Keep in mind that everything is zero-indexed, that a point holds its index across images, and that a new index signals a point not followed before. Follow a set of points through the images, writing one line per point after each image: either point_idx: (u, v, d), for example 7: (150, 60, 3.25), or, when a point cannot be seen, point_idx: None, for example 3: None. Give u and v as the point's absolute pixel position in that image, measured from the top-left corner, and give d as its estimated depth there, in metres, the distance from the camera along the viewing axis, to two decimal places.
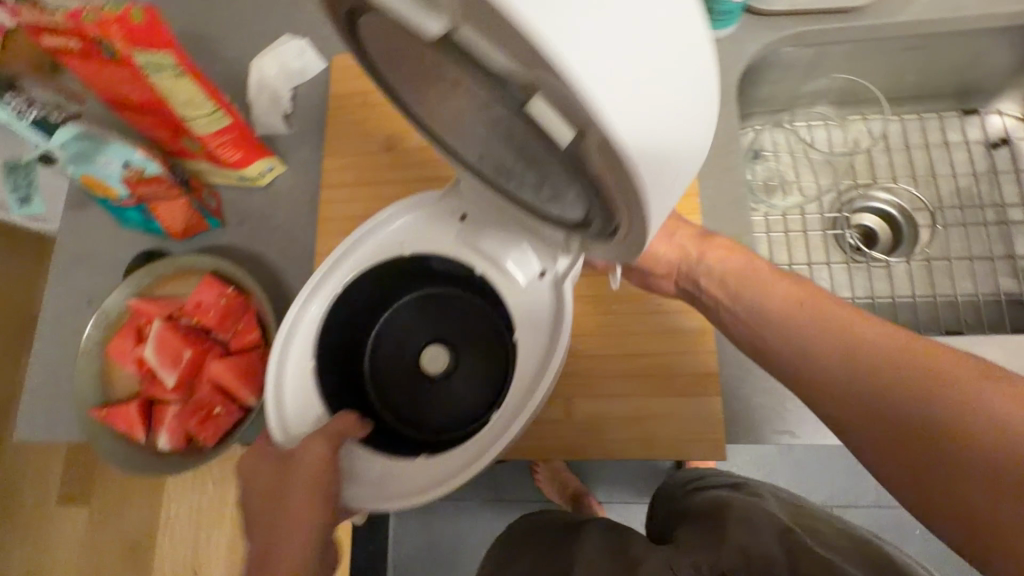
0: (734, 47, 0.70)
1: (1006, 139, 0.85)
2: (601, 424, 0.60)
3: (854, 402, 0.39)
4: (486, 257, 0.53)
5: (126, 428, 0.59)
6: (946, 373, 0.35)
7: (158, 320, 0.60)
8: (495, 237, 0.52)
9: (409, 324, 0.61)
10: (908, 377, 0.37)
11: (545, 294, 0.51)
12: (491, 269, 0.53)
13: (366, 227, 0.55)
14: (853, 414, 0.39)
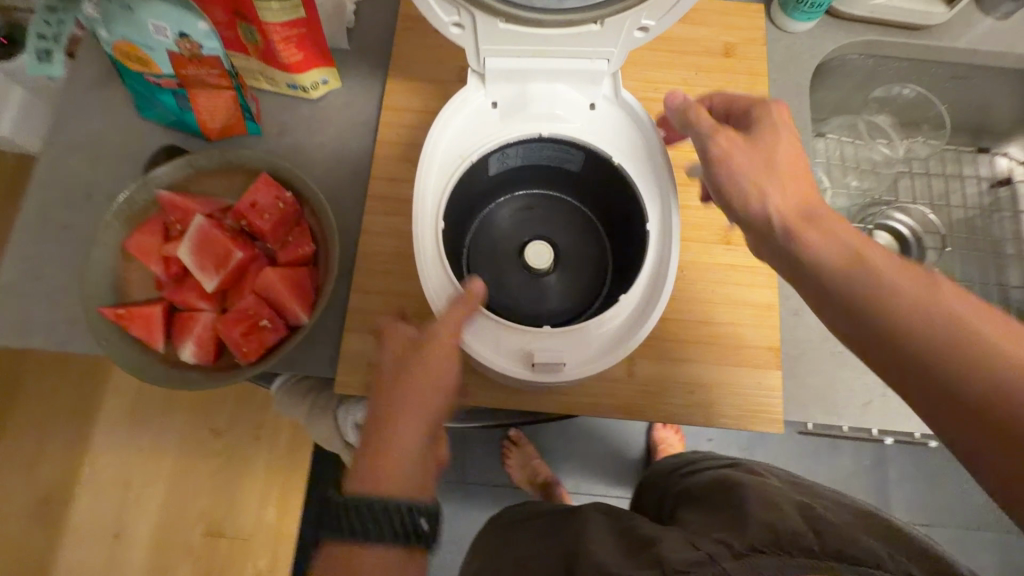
0: (811, 44, 0.73)
1: (1011, 180, 0.92)
2: (664, 387, 0.59)
3: (920, 360, 0.37)
4: (551, 118, 0.53)
5: (144, 333, 0.51)
6: (999, 342, 0.35)
7: (201, 216, 0.53)
8: (545, 97, 0.53)
9: (508, 228, 0.62)
10: (965, 342, 0.35)
11: (613, 115, 0.53)
12: (566, 130, 0.53)
13: (427, 142, 0.52)
14: (917, 375, 0.37)
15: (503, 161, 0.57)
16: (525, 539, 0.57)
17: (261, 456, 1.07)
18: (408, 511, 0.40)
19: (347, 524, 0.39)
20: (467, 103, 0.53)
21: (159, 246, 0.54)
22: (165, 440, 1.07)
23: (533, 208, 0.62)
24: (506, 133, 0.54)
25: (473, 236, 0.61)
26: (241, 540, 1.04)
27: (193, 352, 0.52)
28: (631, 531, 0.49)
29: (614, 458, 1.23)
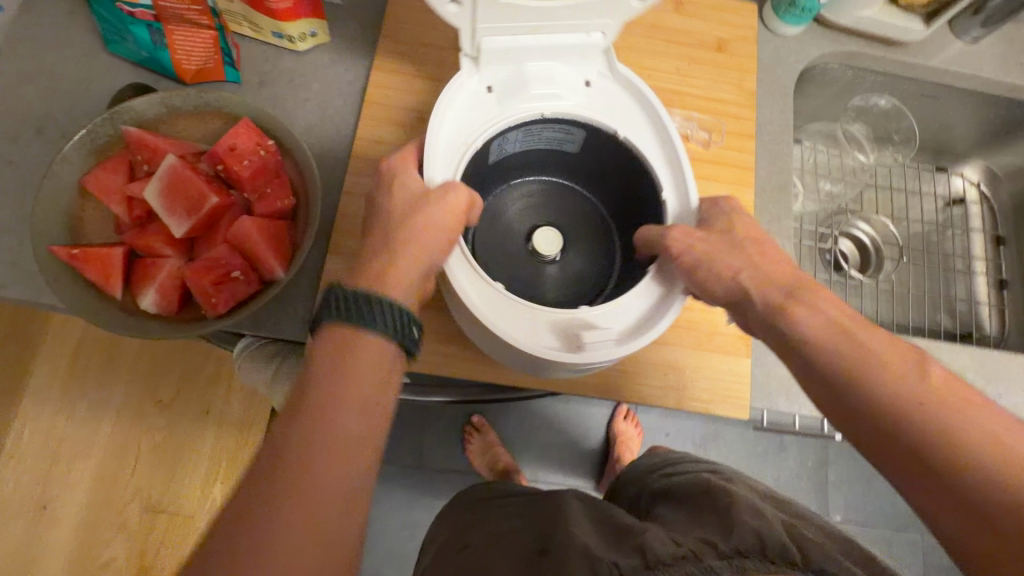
0: (797, 48, 0.75)
1: (963, 199, 0.99)
2: (640, 368, 0.59)
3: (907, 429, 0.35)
4: (550, 99, 0.52)
5: (101, 277, 0.47)
6: (950, 392, 0.36)
7: (172, 156, 0.49)
8: (543, 76, 0.52)
9: (512, 219, 0.61)
10: (922, 384, 0.37)
11: (614, 90, 0.53)
12: (566, 109, 0.52)
13: (428, 132, 0.49)
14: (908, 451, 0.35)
15: (502, 147, 0.55)
16: (489, 520, 0.56)
17: (212, 429, 1.03)
18: (392, 311, 0.40)
19: (348, 312, 0.39)
20: (460, 89, 0.51)
21: (122, 186, 0.50)
22: (105, 407, 1.00)
23: (539, 196, 0.63)
24: (506, 118, 0.52)
25: (485, 227, 0.60)
26: (183, 516, 1.00)
27: (156, 300, 0.48)
28: (609, 522, 0.49)
29: (575, 448, 1.25)
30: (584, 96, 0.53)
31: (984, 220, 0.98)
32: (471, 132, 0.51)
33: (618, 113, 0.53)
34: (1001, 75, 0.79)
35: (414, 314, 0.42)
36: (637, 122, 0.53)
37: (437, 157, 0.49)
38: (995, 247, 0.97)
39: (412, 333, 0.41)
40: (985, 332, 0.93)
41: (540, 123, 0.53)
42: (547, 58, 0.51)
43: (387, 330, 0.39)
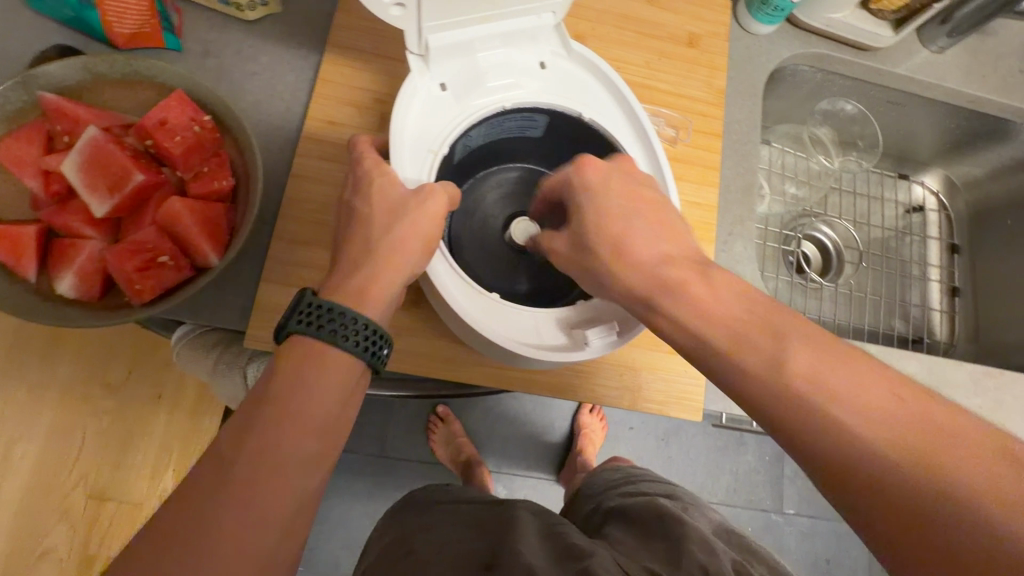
0: (768, 47, 0.74)
1: (923, 207, 1.01)
2: (597, 367, 0.58)
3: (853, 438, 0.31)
4: (509, 87, 0.47)
5: (12, 258, 0.43)
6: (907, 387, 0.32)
7: (95, 128, 0.45)
8: (498, 64, 0.46)
9: (490, 213, 0.55)
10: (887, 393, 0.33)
11: (571, 71, 0.48)
12: (529, 98, 0.47)
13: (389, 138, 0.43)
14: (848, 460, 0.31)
15: (466, 146, 0.49)
16: (439, 523, 0.56)
17: (161, 417, 0.98)
18: (364, 329, 0.36)
19: (316, 323, 0.36)
20: (413, 91, 0.45)
21: (39, 159, 0.46)
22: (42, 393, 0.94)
23: (516, 184, 0.56)
24: (467, 116, 0.46)
25: (462, 224, 0.54)
26: (130, 504, 0.96)
27: (75, 285, 0.44)
28: (559, 541, 0.49)
29: (538, 441, 1.24)
30: (545, 81, 0.48)
31: (941, 228, 1.01)
32: (431, 135, 0.45)
33: (589, 99, 0.48)
34: (964, 86, 0.80)
35: (384, 330, 0.38)
36: (609, 106, 0.49)
37: (403, 168, 0.43)
38: (950, 255, 1.00)
39: (380, 352, 0.38)
40: (934, 337, 0.96)
41: (508, 115, 0.48)
42: (498, 44, 0.46)
43: (354, 348, 0.36)
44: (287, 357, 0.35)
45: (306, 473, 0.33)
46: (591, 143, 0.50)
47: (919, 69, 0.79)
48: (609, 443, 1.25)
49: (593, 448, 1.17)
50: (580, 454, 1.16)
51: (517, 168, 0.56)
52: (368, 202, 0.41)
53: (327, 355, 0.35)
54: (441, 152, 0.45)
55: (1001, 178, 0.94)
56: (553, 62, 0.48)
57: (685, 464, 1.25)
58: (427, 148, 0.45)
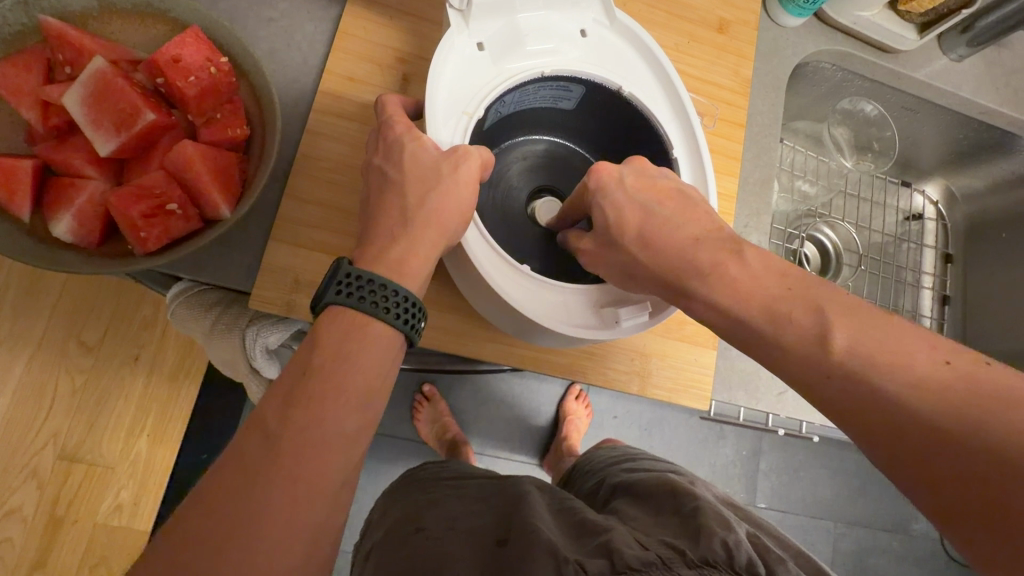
0: (795, 41, 0.73)
1: (922, 214, 1.02)
2: (607, 352, 0.58)
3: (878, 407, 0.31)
4: (549, 53, 0.46)
5: (3, 194, 0.40)
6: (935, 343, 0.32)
7: (102, 59, 0.42)
8: (540, 27, 0.45)
9: (511, 189, 0.53)
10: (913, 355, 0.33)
11: (611, 42, 0.47)
12: (569, 65, 0.46)
13: (426, 92, 0.41)
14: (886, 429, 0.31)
15: (498, 112, 0.48)
16: (445, 500, 0.56)
17: (139, 378, 0.94)
18: (404, 302, 0.36)
19: (359, 295, 0.35)
20: (454, 46, 0.43)
21: (37, 89, 0.42)
22: (15, 349, 0.90)
23: (540, 159, 0.55)
24: (506, 77, 0.44)
25: (487, 195, 0.52)
26: (101, 468, 0.92)
27: (72, 228, 0.41)
28: (574, 518, 0.50)
29: (523, 424, 1.25)
30: (586, 50, 0.47)
31: (938, 238, 1.02)
32: (467, 96, 0.43)
33: (628, 73, 0.48)
34: (977, 96, 0.80)
35: (420, 301, 0.37)
36: (647, 83, 0.48)
37: (439, 127, 0.42)
38: (944, 264, 1.02)
39: (417, 325, 0.37)
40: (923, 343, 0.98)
41: (546, 82, 0.46)
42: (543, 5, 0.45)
43: (395, 321, 0.35)
44: (328, 329, 0.34)
45: (350, 444, 0.33)
46: (627, 120, 0.49)
47: (937, 76, 0.79)
48: (594, 429, 1.26)
49: (579, 434, 1.17)
50: (565, 439, 1.16)
51: (545, 142, 0.55)
52: (403, 163, 0.40)
53: (369, 327, 0.35)
54: (480, 114, 0.43)
55: (1001, 193, 0.95)
56: (594, 32, 0.47)
57: (667, 454, 1.27)
58: (463, 108, 0.43)
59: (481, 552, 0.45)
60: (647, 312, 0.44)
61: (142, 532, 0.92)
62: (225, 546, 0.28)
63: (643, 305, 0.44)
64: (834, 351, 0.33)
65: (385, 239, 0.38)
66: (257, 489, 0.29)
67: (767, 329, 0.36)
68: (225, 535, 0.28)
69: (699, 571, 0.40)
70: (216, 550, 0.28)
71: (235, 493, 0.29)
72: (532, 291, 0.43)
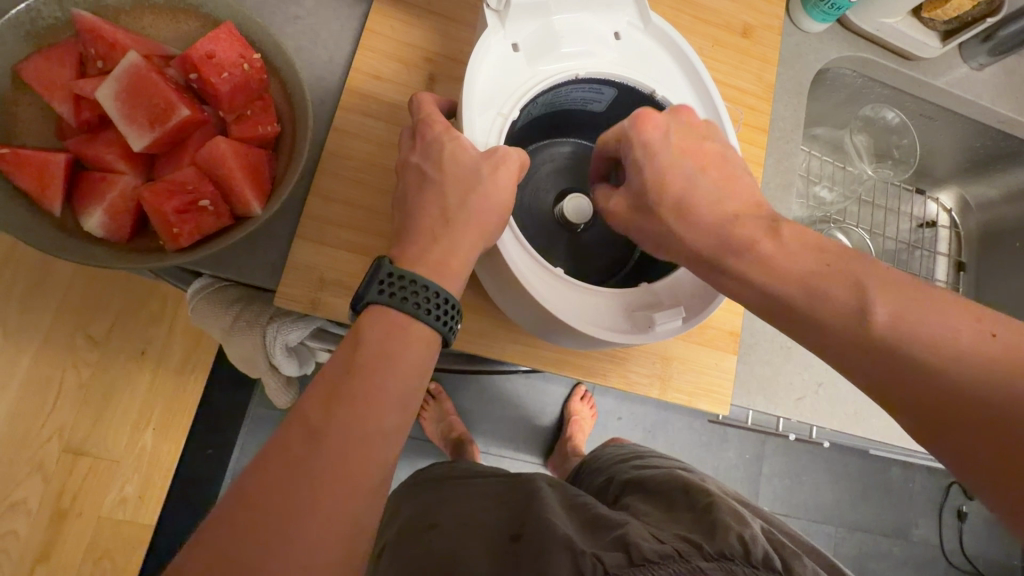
0: (817, 46, 0.73)
1: (935, 222, 1.02)
2: (628, 354, 0.58)
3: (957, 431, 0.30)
4: (584, 54, 0.45)
5: (36, 187, 0.40)
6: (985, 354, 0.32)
7: (137, 54, 0.41)
8: (577, 29, 0.45)
9: (537, 190, 0.53)
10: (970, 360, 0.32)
11: (645, 45, 0.47)
12: (604, 67, 0.46)
13: (464, 92, 0.41)
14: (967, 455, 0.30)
15: (530, 113, 0.47)
16: (457, 497, 0.56)
17: (146, 371, 0.94)
18: (443, 303, 0.36)
19: (400, 296, 0.35)
20: (490, 46, 0.43)
21: (69, 82, 0.42)
22: (22, 340, 0.89)
23: (567, 160, 0.55)
24: (541, 78, 0.44)
25: (516, 196, 0.52)
26: (107, 461, 0.91)
27: (104, 222, 0.41)
28: (585, 512, 0.50)
29: (528, 424, 1.25)
30: (621, 52, 0.47)
31: (950, 246, 1.03)
32: (503, 96, 0.43)
33: (662, 76, 0.48)
34: (997, 104, 0.80)
35: (455, 301, 0.37)
36: (680, 87, 0.48)
37: (476, 127, 0.42)
38: (956, 271, 1.01)
39: (454, 325, 0.37)
40: None
41: (579, 85, 0.46)
42: (579, 7, 0.45)
43: (434, 321, 0.35)
44: (366, 327, 0.34)
45: (385, 441, 0.32)
46: None
47: (958, 83, 0.80)
48: (599, 429, 1.26)
49: (585, 436, 1.18)
50: (570, 439, 1.16)
51: (572, 144, 0.55)
52: (441, 163, 0.40)
53: (408, 324, 0.35)
54: (515, 115, 0.43)
55: (1015, 202, 0.96)
56: (628, 35, 0.47)
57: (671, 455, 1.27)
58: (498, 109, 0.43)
59: (496, 546, 0.45)
60: (681, 317, 0.44)
61: (147, 525, 0.92)
62: (266, 536, 0.28)
63: (676, 310, 0.44)
64: (875, 355, 0.33)
65: (424, 239, 0.38)
66: (295, 481, 0.29)
67: (800, 334, 0.36)
68: (264, 527, 0.28)
69: (718, 564, 0.40)
70: (257, 544, 0.28)
71: (270, 485, 0.29)
72: (560, 291, 0.43)
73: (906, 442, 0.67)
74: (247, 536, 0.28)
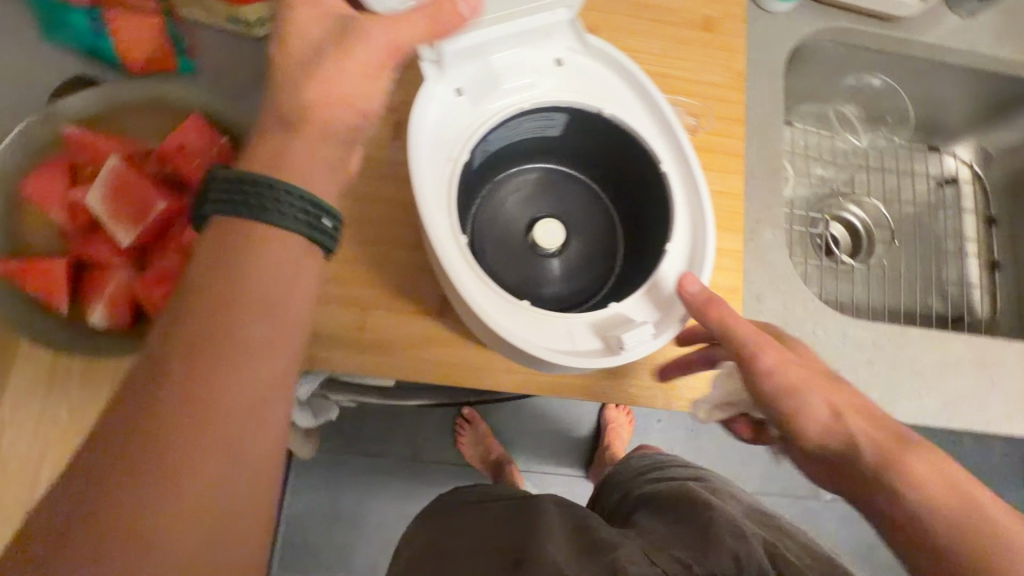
0: (786, 25, 0.71)
1: (955, 178, 0.97)
2: (625, 367, 0.57)
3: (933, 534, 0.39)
4: (525, 87, 0.47)
5: (44, 292, 0.43)
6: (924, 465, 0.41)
7: (117, 158, 0.45)
8: (514, 65, 0.47)
9: (511, 217, 0.54)
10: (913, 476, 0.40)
11: (587, 67, 0.48)
12: (548, 97, 0.47)
13: (411, 143, 0.43)
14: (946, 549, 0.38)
15: (485, 149, 0.49)
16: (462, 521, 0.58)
17: None
18: (302, 202, 0.36)
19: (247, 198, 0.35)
20: (433, 94, 0.45)
21: (64, 191, 0.46)
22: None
23: (539, 186, 0.55)
24: (485, 118, 0.47)
25: (489, 229, 0.53)
26: None
27: (107, 315, 0.44)
28: (586, 535, 0.50)
29: (564, 438, 1.24)
30: (562, 79, 0.48)
31: (977, 201, 0.96)
32: (419, 52, 0.44)
33: (607, 94, 0.48)
34: (996, 50, 0.76)
35: (330, 205, 0.38)
36: (630, 104, 0.49)
37: (424, 168, 0.43)
38: (988, 228, 0.95)
39: (328, 224, 0.37)
40: (976, 314, 0.92)
41: (525, 118, 0.48)
42: (513, 44, 0.47)
43: (299, 222, 0.36)
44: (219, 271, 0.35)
45: (251, 414, 0.32)
46: (614, 141, 0.50)
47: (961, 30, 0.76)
48: (637, 436, 1.24)
49: (622, 444, 1.16)
50: (607, 449, 1.15)
51: (540, 169, 0.55)
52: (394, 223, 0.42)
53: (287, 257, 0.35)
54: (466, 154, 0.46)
55: None
56: (567, 61, 0.48)
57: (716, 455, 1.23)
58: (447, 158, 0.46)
59: None
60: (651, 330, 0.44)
61: None
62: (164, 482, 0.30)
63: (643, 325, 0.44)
64: None
65: (319, 172, 0.39)
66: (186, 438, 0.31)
67: None
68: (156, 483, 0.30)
69: None
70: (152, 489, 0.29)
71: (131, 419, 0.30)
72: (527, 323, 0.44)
73: (946, 422, 0.63)
74: (130, 485, 0.29)
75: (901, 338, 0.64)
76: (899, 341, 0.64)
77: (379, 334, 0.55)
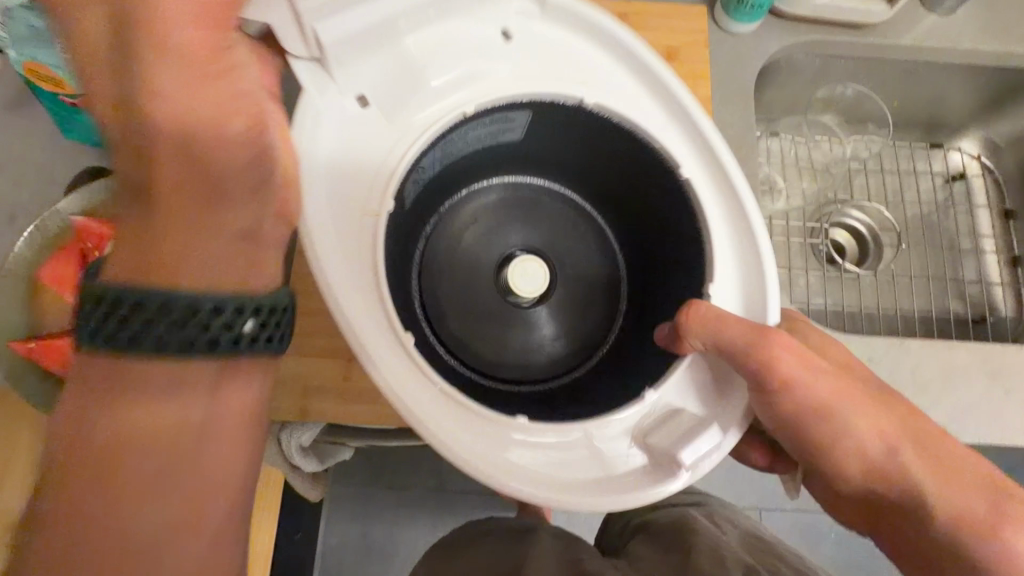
0: (754, 44, 0.72)
1: (963, 174, 0.93)
2: None
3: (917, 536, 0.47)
4: (452, 81, 0.48)
5: (59, 368, 0.49)
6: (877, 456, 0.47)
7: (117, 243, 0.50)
8: (435, 59, 0.47)
9: (473, 242, 0.60)
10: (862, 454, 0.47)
11: (540, 32, 0.50)
12: (494, 77, 0.49)
13: (300, 156, 0.43)
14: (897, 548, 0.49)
15: (445, 150, 0.52)
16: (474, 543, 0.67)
17: None
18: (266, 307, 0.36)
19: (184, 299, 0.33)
20: (324, 105, 0.45)
21: (74, 275, 0.51)
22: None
23: (499, 205, 0.61)
24: (408, 125, 0.47)
25: (444, 244, 0.59)
26: None
27: None
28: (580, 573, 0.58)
29: None
30: (486, 62, 0.49)
31: (989, 194, 0.92)
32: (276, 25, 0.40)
33: (550, 58, 0.50)
34: (980, 44, 0.74)
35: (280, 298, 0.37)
36: (597, 52, 0.51)
37: (318, 184, 0.44)
38: (1005, 222, 0.90)
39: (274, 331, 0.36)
40: (1001, 313, 0.87)
41: (437, 112, 0.48)
42: (435, 23, 0.47)
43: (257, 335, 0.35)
44: (120, 266, 0.32)
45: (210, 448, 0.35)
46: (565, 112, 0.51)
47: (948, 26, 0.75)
48: None
49: None
50: None
51: (495, 182, 0.62)
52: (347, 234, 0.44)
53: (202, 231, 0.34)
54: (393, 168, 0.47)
55: None
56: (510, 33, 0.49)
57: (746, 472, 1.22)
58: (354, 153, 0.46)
59: None
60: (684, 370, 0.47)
61: None
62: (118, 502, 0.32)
63: (688, 367, 0.47)
64: None
65: (318, 203, 0.44)
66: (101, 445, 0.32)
67: None
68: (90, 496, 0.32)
69: None
70: (103, 489, 0.31)
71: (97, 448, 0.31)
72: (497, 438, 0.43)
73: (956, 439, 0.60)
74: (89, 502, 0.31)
75: (900, 352, 0.62)
76: (901, 354, 0.62)
77: (362, 382, 0.57)
